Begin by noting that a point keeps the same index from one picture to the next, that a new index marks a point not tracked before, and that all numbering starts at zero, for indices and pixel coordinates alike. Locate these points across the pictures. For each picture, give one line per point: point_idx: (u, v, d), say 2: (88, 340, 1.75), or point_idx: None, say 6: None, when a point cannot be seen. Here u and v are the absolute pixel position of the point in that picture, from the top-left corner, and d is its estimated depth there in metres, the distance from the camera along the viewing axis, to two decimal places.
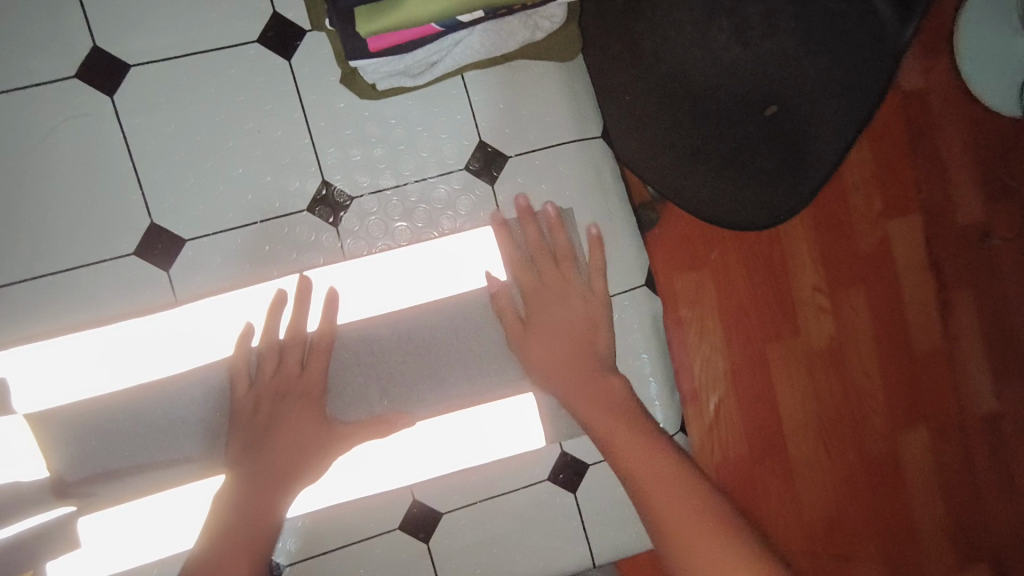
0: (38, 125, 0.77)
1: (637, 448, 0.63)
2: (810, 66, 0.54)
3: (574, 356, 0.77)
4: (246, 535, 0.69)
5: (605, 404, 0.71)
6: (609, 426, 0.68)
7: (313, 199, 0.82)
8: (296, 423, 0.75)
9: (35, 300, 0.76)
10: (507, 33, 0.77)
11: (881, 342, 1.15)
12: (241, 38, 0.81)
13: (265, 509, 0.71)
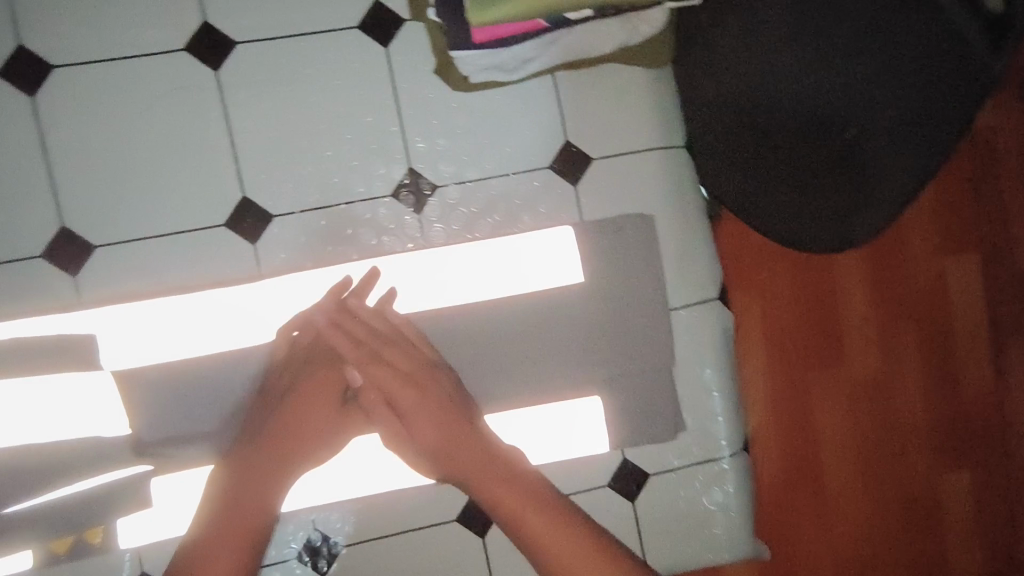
0: (145, 95, 0.79)
1: (529, 510, 0.64)
2: (880, 97, 0.58)
3: (429, 412, 0.70)
4: (239, 522, 0.65)
5: (458, 435, 0.69)
6: (426, 438, 0.70)
7: (398, 186, 0.83)
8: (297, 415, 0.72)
9: (130, 263, 0.78)
10: (604, 35, 0.76)
11: (931, 381, 1.09)
12: (343, 23, 0.83)
13: (258, 498, 0.68)
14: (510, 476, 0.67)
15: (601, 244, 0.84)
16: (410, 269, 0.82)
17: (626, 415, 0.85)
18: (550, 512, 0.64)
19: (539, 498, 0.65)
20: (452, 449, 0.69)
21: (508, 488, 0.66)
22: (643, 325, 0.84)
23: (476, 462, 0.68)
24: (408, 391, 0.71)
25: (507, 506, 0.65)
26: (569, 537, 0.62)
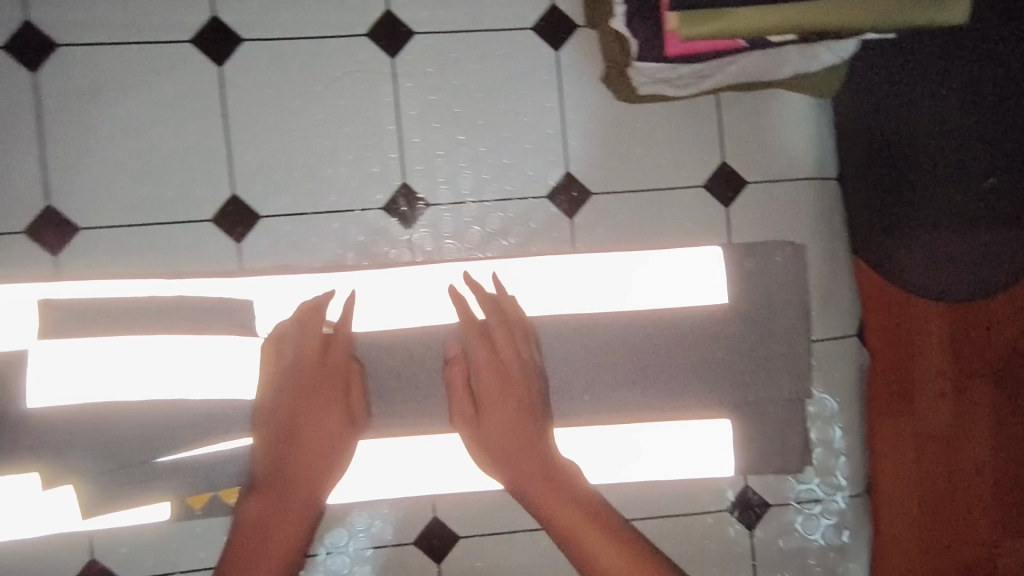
0: (321, 75, 0.79)
1: (576, 529, 0.66)
2: (985, 149, 0.79)
3: (502, 408, 0.71)
4: (275, 532, 0.67)
5: (502, 448, 0.70)
6: (495, 443, 0.71)
7: (553, 189, 0.83)
8: (286, 420, 0.70)
9: (294, 236, 0.80)
10: (785, 60, 0.75)
11: (1012, 439, 0.93)
12: (519, 22, 0.82)
13: (287, 509, 0.68)
14: (563, 484, 0.69)
15: (751, 269, 0.83)
16: (560, 272, 0.83)
17: (753, 444, 0.84)
18: (593, 524, 0.66)
19: (594, 519, 0.67)
20: (514, 449, 0.70)
21: (564, 504, 0.67)
22: (781, 356, 0.84)
23: (534, 465, 0.69)
24: (491, 385, 0.72)
25: (565, 522, 0.66)
26: (613, 550, 0.64)
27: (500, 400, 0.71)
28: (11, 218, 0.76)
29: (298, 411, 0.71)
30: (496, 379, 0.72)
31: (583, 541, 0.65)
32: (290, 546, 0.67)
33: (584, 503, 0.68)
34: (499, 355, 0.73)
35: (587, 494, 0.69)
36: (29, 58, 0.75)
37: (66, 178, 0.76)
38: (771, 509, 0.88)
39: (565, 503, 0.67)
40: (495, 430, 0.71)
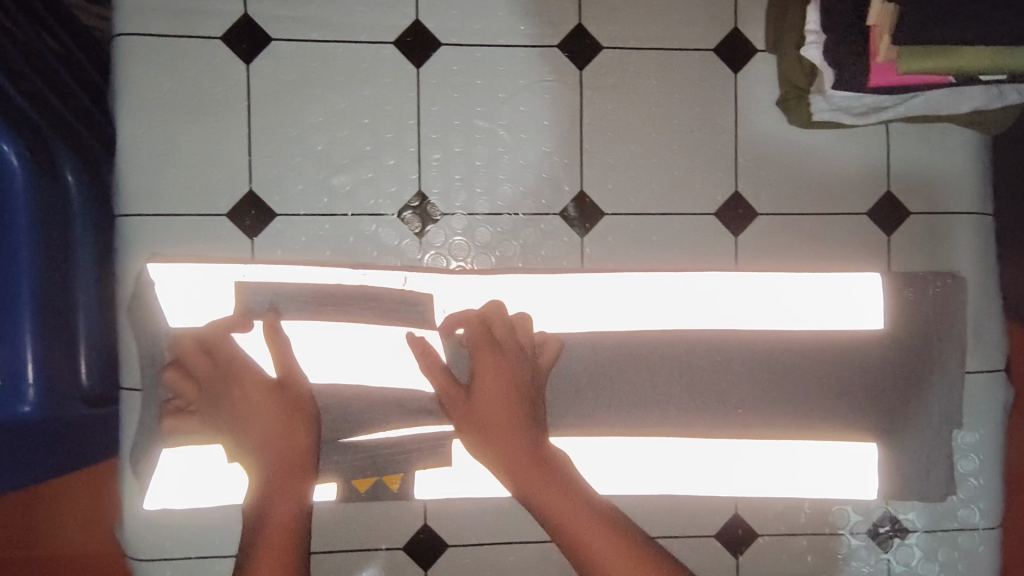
0: (512, 82, 0.83)
1: (572, 516, 0.64)
2: None
3: (499, 394, 0.68)
4: (273, 528, 0.63)
5: (497, 432, 0.67)
6: (491, 429, 0.68)
7: (721, 207, 0.86)
8: (259, 427, 0.67)
9: (473, 236, 0.84)
10: (968, 98, 0.77)
11: None
12: (702, 43, 0.84)
13: (279, 508, 0.65)
14: (557, 476, 0.67)
15: (909, 297, 0.85)
16: (724, 287, 0.86)
17: (898, 469, 0.86)
18: (586, 511, 0.65)
19: (589, 509, 0.65)
20: (518, 441, 0.67)
21: (560, 492, 0.66)
22: (933, 384, 0.85)
23: (528, 466, 0.66)
24: (489, 375, 0.69)
25: (558, 512, 0.65)
26: (608, 538, 0.63)
27: (497, 380, 0.69)
28: (213, 201, 0.79)
29: (263, 416, 0.67)
30: (496, 360, 0.70)
31: (583, 537, 0.63)
32: (293, 541, 0.64)
33: (587, 501, 0.66)
34: (507, 347, 0.72)
35: (596, 500, 0.66)
36: (243, 49, 0.79)
37: (267, 166, 0.80)
38: (909, 534, 0.90)
39: (566, 504, 0.65)
40: (498, 419, 0.68)
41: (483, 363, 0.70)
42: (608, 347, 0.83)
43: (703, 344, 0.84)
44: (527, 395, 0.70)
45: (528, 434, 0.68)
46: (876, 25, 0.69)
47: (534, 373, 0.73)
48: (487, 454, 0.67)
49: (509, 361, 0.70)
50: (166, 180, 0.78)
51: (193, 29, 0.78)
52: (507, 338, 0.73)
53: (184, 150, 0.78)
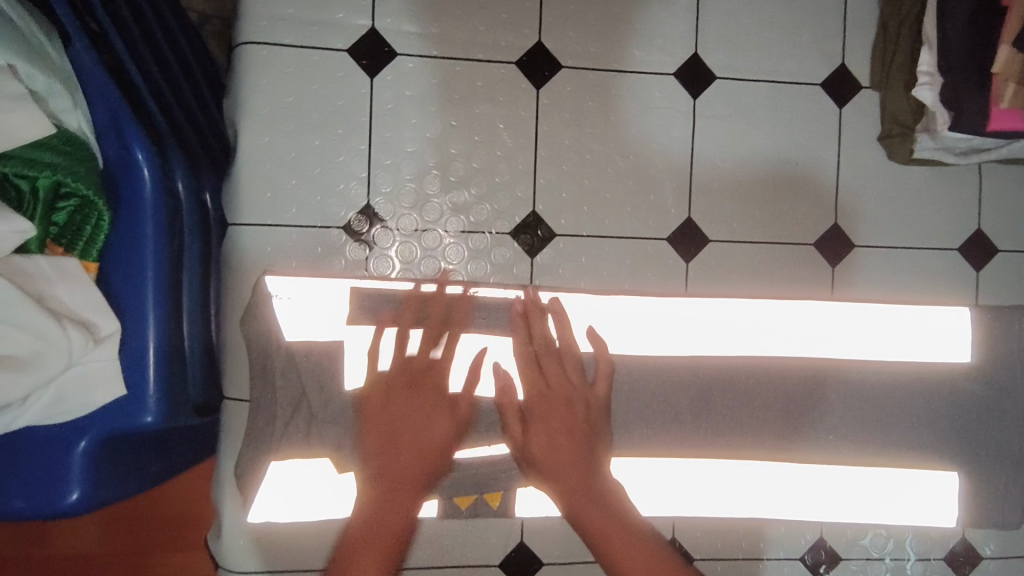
0: (629, 106, 0.84)
1: (612, 537, 0.71)
2: None
3: (554, 424, 0.75)
4: (385, 533, 0.69)
5: (547, 458, 0.74)
6: (538, 453, 0.74)
7: (820, 237, 0.88)
8: (416, 442, 0.73)
9: (581, 256, 0.84)
10: None
11: None
12: (809, 79, 0.87)
13: (388, 517, 0.70)
14: (602, 502, 0.73)
15: (1000, 336, 0.86)
16: (822, 315, 0.87)
17: (983, 500, 0.87)
18: (628, 535, 0.71)
19: (631, 534, 0.71)
20: (566, 479, 0.73)
21: (602, 516, 0.72)
22: (1018, 419, 0.87)
23: (578, 490, 0.73)
24: (542, 405, 0.75)
25: (601, 533, 0.71)
26: (648, 559, 0.70)
27: (551, 411, 0.75)
28: (329, 213, 0.80)
29: (434, 438, 0.73)
30: (553, 388, 0.76)
31: (621, 556, 0.70)
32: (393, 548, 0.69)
33: (630, 525, 0.72)
34: (548, 382, 0.76)
35: (638, 524, 0.73)
36: (368, 64, 0.81)
37: (386, 179, 0.81)
38: (982, 561, 0.93)
39: (620, 535, 0.71)
40: (548, 446, 0.74)
41: (533, 392, 0.76)
42: (703, 376, 0.81)
43: (802, 375, 0.83)
44: (576, 430, 0.75)
45: (580, 462, 0.74)
46: (999, 73, 0.73)
47: (584, 403, 0.76)
48: (541, 478, 0.74)
49: (561, 391, 0.76)
50: (284, 190, 0.79)
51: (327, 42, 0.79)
52: (546, 372, 0.77)
53: (303, 161, 0.80)
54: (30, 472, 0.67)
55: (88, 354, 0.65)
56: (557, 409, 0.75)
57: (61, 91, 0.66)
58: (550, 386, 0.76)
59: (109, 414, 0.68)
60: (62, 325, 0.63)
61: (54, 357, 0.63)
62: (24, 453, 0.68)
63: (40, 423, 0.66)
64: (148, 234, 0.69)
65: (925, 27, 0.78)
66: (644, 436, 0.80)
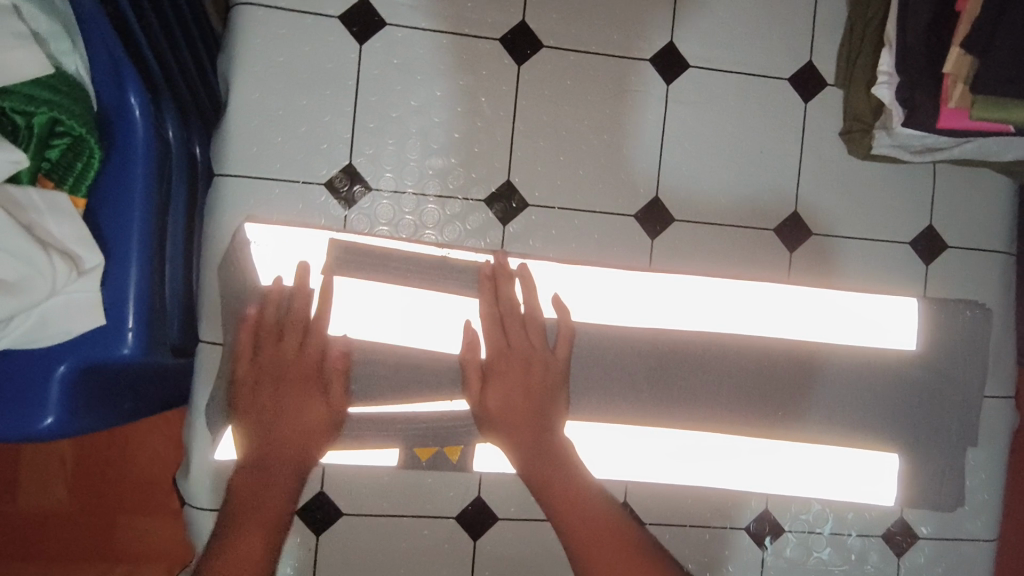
0: (605, 86, 0.89)
1: (567, 501, 0.75)
2: None
3: (514, 383, 0.78)
4: (256, 519, 0.69)
5: (509, 415, 0.78)
6: (499, 409, 0.78)
7: (780, 223, 0.93)
8: (297, 435, 0.74)
9: (550, 227, 0.88)
10: (1006, 144, 0.86)
11: None
12: (778, 73, 0.92)
13: (266, 506, 0.71)
14: (562, 464, 0.77)
15: (942, 325, 0.91)
16: (777, 296, 0.91)
17: (917, 478, 0.92)
18: (586, 497, 0.75)
19: (588, 496, 0.75)
20: (522, 438, 0.77)
21: (558, 477, 0.76)
22: (953, 404, 0.92)
23: (536, 451, 0.77)
24: (504, 365, 0.79)
25: (555, 494, 0.75)
26: (606, 524, 0.73)
27: (515, 372, 0.79)
28: (311, 170, 0.84)
29: (306, 428, 0.75)
30: (518, 351, 0.79)
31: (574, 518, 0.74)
32: (272, 531, 0.69)
33: (586, 489, 0.76)
34: (508, 343, 0.79)
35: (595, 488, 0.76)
36: (357, 31, 0.84)
37: (368, 141, 0.84)
38: (918, 540, 0.96)
39: (568, 489, 0.75)
40: (514, 407, 0.78)
41: (497, 357, 0.79)
42: (660, 349, 0.86)
43: (753, 352, 0.87)
44: (531, 391, 0.78)
45: (541, 422, 0.78)
46: (952, 74, 0.76)
47: (544, 364, 0.80)
48: (501, 436, 0.78)
49: (526, 354, 0.79)
50: (269, 145, 0.83)
51: (320, 9, 0.83)
52: (508, 335, 0.80)
53: (290, 119, 0.83)
54: (4, 394, 0.69)
55: (70, 284, 0.68)
56: (515, 371, 0.78)
57: (63, 34, 0.69)
58: (510, 350, 0.79)
59: (87, 344, 0.71)
60: (48, 254, 0.65)
61: (38, 284, 0.65)
62: (3, 375, 0.70)
63: (20, 348, 0.69)
64: (137, 176, 0.73)
65: (887, 31, 0.82)
66: (597, 399, 0.85)
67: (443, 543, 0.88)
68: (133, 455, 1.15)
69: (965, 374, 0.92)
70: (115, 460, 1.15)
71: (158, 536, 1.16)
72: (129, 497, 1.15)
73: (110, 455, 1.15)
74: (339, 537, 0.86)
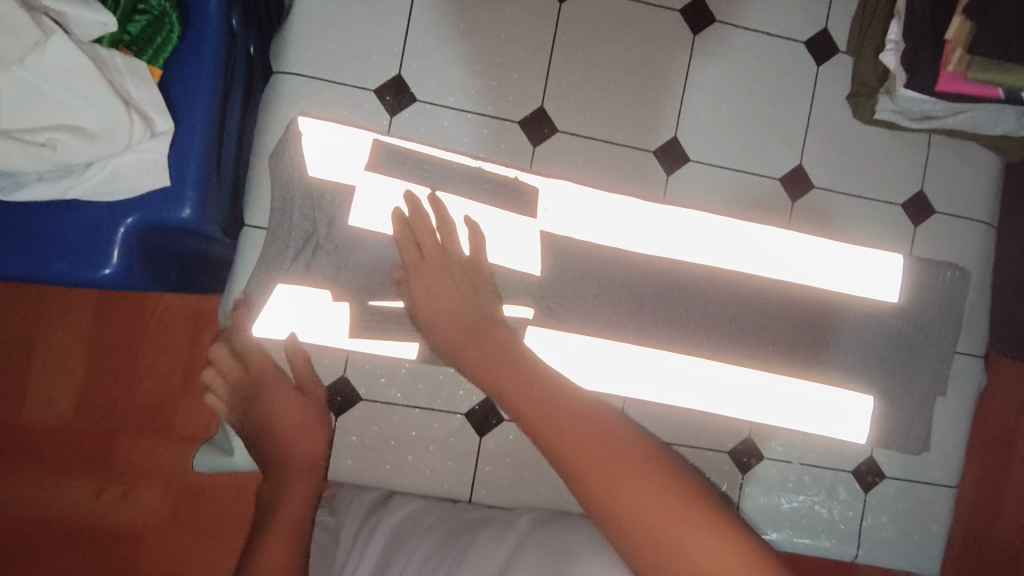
0: (638, 31, 0.97)
1: (516, 380, 0.69)
2: None
3: (448, 281, 0.80)
4: (277, 521, 0.77)
5: (447, 310, 0.78)
6: (435, 308, 0.79)
7: (785, 174, 1.01)
8: (285, 435, 0.84)
9: (574, 154, 0.95)
10: (996, 118, 0.94)
11: None
12: (794, 37, 1.01)
13: (280, 516, 0.78)
14: (504, 356, 0.73)
15: (924, 280, 0.99)
16: (777, 240, 0.98)
17: (887, 419, 1.00)
18: (532, 378, 0.69)
19: (532, 376, 0.69)
20: (459, 328, 0.77)
21: (501, 367, 0.71)
22: (928, 354, 1.00)
23: (477, 342, 0.75)
24: (436, 273, 0.80)
25: (501, 385, 0.69)
26: (553, 403, 0.65)
27: (445, 274, 0.80)
28: (362, 78, 0.90)
29: (290, 428, 0.85)
30: (443, 259, 0.81)
31: (526, 398, 0.66)
32: (295, 529, 0.76)
33: (533, 372, 0.70)
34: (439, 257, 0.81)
35: (540, 370, 0.70)
36: None
37: (416, 56, 0.92)
38: (883, 479, 1.05)
39: (511, 374, 0.70)
40: (450, 305, 0.78)
41: (427, 269, 0.81)
42: (666, 274, 0.93)
43: (749, 286, 0.95)
44: (457, 283, 0.80)
45: (478, 320, 0.77)
46: (950, 40, 0.84)
47: (467, 271, 0.81)
48: (446, 338, 0.78)
49: (447, 260, 0.81)
50: (325, 49, 0.89)
51: None
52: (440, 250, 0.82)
53: (348, 28, 0.90)
54: (71, 241, 0.76)
55: (143, 143, 0.74)
56: (443, 266, 0.81)
57: None
58: (421, 263, 0.81)
59: (150, 204, 0.78)
60: (128, 110, 0.71)
61: (118, 136, 0.71)
62: (70, 225, 0.76)
63: (92, 198, 0.75)
64: (208, 58, 0.80)
65: (898, 3, 0.91)
66: (602, 315, 0.91)
67: (450, 436, 0.95)
68: (153, 373, 1.23)
69: (941, 328, 1.00)
70: (133, 377, 1.22)
71: (154, 456, 1.22)
72: (138, 415, 1.22)
73: (123, 370, 1.22)
74: (357, 420, 0.93)
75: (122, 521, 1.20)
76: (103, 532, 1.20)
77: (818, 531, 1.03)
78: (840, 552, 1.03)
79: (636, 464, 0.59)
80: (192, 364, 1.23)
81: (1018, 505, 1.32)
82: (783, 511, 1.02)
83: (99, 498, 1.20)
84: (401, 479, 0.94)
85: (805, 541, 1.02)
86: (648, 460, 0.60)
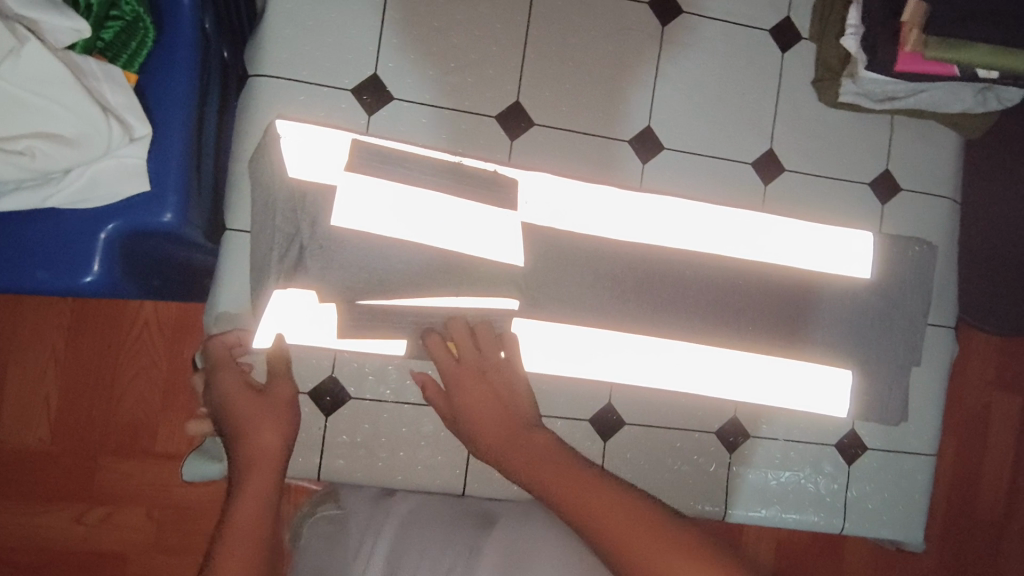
0: (608, 24, 0.99)
1: (539, 465, 0.74)
2: None
3: (481, 387, 0.84)
4: (237, 521, 0.66)
5: (482, 407, 0.83)
6: (472, 408, 0.84)
7: (756, 158, 1.04)
8: (249, 431, 0.76)
9: (551, 146, 0.97)
10: (953, 96, 0.97)
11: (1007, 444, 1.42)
12: (759, 25, 1.04)
13: (240, 513, 0.67)
14: (525, 443, 0.78)
15: (894, 256, 1.02)
16: (752, 223, 1.00)
17: (867, 392, 1.02)
18: (554, 463, 0.74)
19: (553, 461, 0.74)
20: (488, 421, 0.82)
21: (524, 455, 0.76)
22: (902, 328, 1.02)
23: (502, 430, 0.81)
24: (471, 383, 0.84)
25: (528, 470, 0.74)
26: (572, 479, 0.70)
27: (479, 380, 0.85)
28: (338, 77, 0.91)
29: (251, 422, 0.77)
30: (476, 363, 0.85)
31: (548, 480, 0.71)
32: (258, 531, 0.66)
33: (553, 457, 0.75)
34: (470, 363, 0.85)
35: (561, 454, 0.76)
36: None
37: (391, 54, 0.93)
38: (866, 451, 1.08)
39: (532, 459, 0.75)
40: (482, 405, 0.83)
41: (463, 377, 0.85)
42: (648, 261, 0.93)
43: (729, 268, 0.96)
44: (488, 383, 0.85)
45: (500, 409, 0.83)
46: (907, 22, 0.86)
47: (495, 371, 0.86)
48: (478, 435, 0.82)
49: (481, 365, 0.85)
50: (299, 50, 0.90)
51: None
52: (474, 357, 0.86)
53: (321, 29, 0.91)
54: (47, 251, 0.75)
55: (121, 148, 0.74)
56: (474, 372, 0.84)
57: None
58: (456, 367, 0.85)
59: (129, 210, 0.77)
60: (106, 115, 0.71)
61: (97, 142, 0.71)
62: (47, 234, 0.75)
63: (71, 206, 0.74)
64: (183, 61, 0.80)
65: None
66: (586, 305, 0.90)
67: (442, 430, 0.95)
68: (134, 389, 1.21)
69: (913, 301, 1.03)
70: (111, 394, 1.20)
71: (137, 475, 1.20)
72: (119, 436, 1.20)
73: (102, 388, 1.20)
74: (346, 420, 0.93)
75: (108, 543, 1.19)
76: (90, 552, 1.18)
77: (806, 505, 1.05)
78: (828, 524, 1.06)
79: (696, 556, 0.58)
80: (172, 378, 1.21)
81: (982, 467, 1.40)
82: (771, 488, 1.04)
83: (82, 522, 1.18)
84: (395, 476, 0.94)
85: (794, 516, 1.04)
86: (669, 527, 0.61)
